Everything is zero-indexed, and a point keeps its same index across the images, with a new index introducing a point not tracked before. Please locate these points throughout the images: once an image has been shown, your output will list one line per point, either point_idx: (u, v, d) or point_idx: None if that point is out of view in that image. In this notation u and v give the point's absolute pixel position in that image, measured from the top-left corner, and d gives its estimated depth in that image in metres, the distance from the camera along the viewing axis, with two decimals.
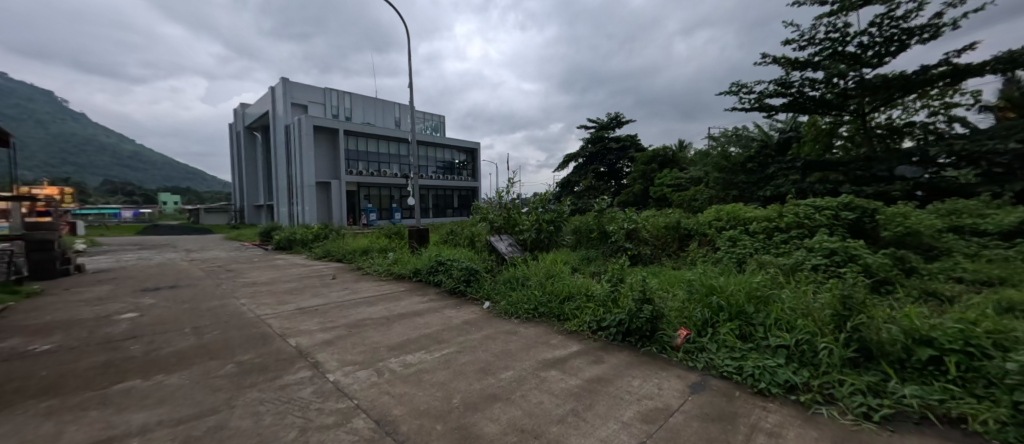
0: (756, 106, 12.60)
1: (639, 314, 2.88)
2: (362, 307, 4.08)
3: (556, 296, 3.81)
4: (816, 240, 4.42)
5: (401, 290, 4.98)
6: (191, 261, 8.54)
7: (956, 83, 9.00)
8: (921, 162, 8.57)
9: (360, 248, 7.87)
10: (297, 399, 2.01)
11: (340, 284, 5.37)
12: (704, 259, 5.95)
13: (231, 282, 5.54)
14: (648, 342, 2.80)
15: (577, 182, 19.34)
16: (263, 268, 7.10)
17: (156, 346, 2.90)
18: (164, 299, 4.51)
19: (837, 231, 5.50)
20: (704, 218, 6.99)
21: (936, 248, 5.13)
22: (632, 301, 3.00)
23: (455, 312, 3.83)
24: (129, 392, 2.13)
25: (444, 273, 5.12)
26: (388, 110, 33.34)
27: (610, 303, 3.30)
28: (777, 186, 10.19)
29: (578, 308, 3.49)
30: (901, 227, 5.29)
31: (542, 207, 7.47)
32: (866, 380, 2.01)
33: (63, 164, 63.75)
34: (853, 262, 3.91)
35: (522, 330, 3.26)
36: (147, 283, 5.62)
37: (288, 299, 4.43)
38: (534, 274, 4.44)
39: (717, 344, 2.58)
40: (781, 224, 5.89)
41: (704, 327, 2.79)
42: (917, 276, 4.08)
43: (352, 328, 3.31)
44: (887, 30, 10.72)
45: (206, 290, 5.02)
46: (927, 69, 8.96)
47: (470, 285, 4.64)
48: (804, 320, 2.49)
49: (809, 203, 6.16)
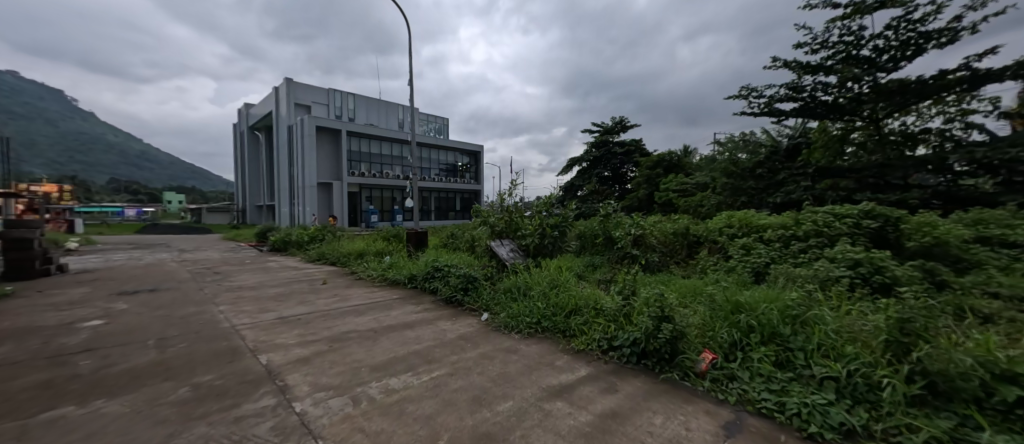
0: (765, 110, 12.41)
1: (657, 334, 2.52)
2: (350, 317, 3.74)
3: (562, 308, 3.46)
4: (838, 250, 4.42)
5: (394, 297, 4.63)
6: (181, 262, 8.25)
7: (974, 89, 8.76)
8: (937, 170, 8.30)
9: (356, 252, 7.54)
10: (250, 438, 1.66)
11: (330, 290, 5.03)
12: (715, 267, 5.84)
13: (215, 286, 5.21)
14: (668, 366, 2.44)
15: (581, 186, 19.08)
16: (254, 270, 6.79)
17: (109, 361, 2.56)
18: (138, 305, 4.17)
19: (859, 241, 5.24)
20: (714, 225, 6.84)
21: (965, 260, 4.66)
22: (648, 318, 2.63)
23: (451, 325, 3.49)
24: (56, 422, 1.79)
25: (441, 280, 4.79)
26: (393, 112, 33.25)
27: (622, 319, 2.96)
28: (788, 193, 9.92)
29: (585, 324, 3.14)
30: (929, 237, 4.89)
31: (546, 211, 7.02)
32: (941, 426, 1.66)
33: (69, 162, 64.39)
34: (881, 274, 3.87)
35: (523, 348, 2.90)
36: (127, 285, 5.30)
37: (271, 307, 4.08)
38: (538, 284, 4.07)
39: (750, 372, 2.22)
40: (798, 233, 5.68)
41: (732, 350, 2.44)
42: (949, 290, 3.82)
43: (335, 341, 2.96)
44: (903, 33, 10.52)
45: (186, 295, 4.68)
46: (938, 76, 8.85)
47: (467, 294, 4.32)
48: (853, 347, 2.14)
49: (827, 210, 5.94)
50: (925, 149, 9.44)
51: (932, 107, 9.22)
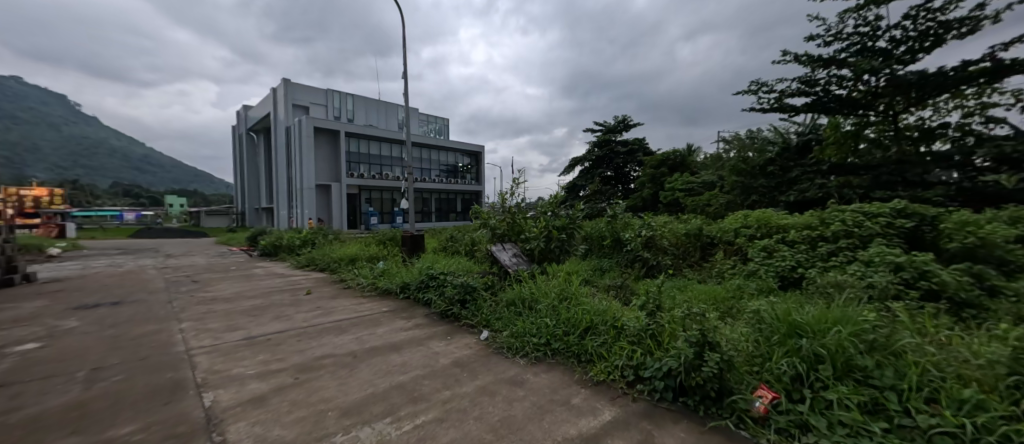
0: (776, 105, 11.92)
1: (701, 365, 2.00)
2: (327, 336, 3.21)
3: (574, 326, 2.94)
4: (875, 253, 3.94)
5: (383, 310, 4.11)
6: (161, 268, 7.73)
7: (997, 81, 8.22)
8: (959, 165, 7.92)
9: (347, 257, 7.03)
10: None
11: (312, 302, 4.51)
12: (733, 271, 5.36)
13: (185, 298, 4.69)
14: (714, 407, 1.93)
15: (583, 186, 18.54)
16: (235, 278, 6.27)
17: (15, 404, 2.05)
18: (90, 322, 3.65)
19: (895, 242, 4.65)
20: (730, 225, 6.34)
21: (1014, 263, 3.85)
22: (687, 342, 2.11)
23: (445, 347, 2.97)
24: None
25: (436, 290, 4.28)
26: (392, 113, 32.84)
27: (650, 341, 2.45)
28: (802, 191, 9.37)
29: (604, 347, 2.62)
30: (971, 237, 4.15)
31: (552, 212, 6.46)
32: None
33: (70, 166, 64.34)
34: (925, 280, 3.42)
35: (531, 379, 2.39)
36: (89, 297, 4.78)
37: (241, 324, 3.56)
38: (545, 297, 3.54)
39: (830, 420, 1.71)
40: (825, 233, 5.13)
41: (798, 385, 1.92)
42: (1007, 298, 3.33)
43: (304, 372, 2.45)
44: (921, 24, 9.99)
45: (150, 309, 4.16)
46: (958, 68, 8.30)
47: (465, 307, 3.81)
48: (971, 389, 1.62)
49: (855, 208, 5.35)
50: (942, 144, 8.80)
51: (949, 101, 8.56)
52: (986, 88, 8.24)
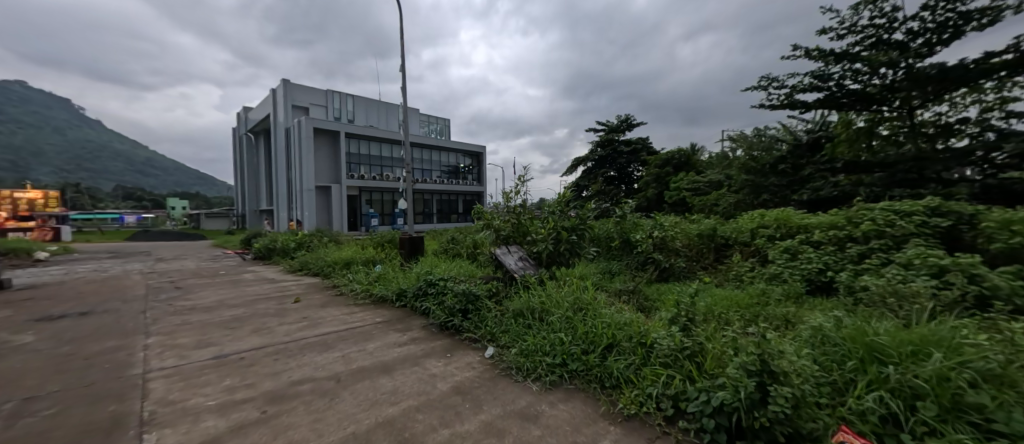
0: (787, 101, 11.50)
1: (767, 401, 1.58)
2: (309, 354, 2.80)
3: (593, 344, 2.52)
4: (917, 255, 3.52)
5: (375, 321, 3.71)
6: (146, 273, 7.36)
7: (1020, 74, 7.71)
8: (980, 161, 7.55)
9: (341, 261, 6.64)
10: None
11: (298, 311, 4.11)
12: (753, 274, 4.93)
13: (161, 308, 4.30)
14: None
15: (587, 186, 18.14)
16: (222, 284, 5.90)
17: None
18: (48, 337, 3.26)
19: (929, 243, 4.12)
20: (747, 225, 5.91)
21: None
22: (745, 370, 1.69)
23: (443, 368, 2.55)
24: None
25: (434, 298, 3.87)
26: (392, 114, 32.54)
27: (690, 365, 2.03)
28: (816, 189, 8.93)
29: (632, 370, 2.21)
30: (1016, 237, 3.65)
31: (559, 211, 5.98)
32: None
33: (71, 168, 64.38)
34: (980, 286, 3.01)
35: (546, 411, 1.97)
36: (58, 307, 4.40)
37: (215, 339, 3.16)
38: (557, 307, 3.11)
39: None
40: (852, 234, 4.67)
41: (893, 428, 1.51)
42: None
43: (273, 403, 2.04)
44: (941, 15, 9.55)
45: (119, 321, 3.77)
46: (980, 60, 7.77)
47: (465, 319, 3.40)
48: None
49: (882, 205, 4.82)
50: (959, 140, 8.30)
51: (966, 96, 8.08)
52: (1005, 81, 7.78)
